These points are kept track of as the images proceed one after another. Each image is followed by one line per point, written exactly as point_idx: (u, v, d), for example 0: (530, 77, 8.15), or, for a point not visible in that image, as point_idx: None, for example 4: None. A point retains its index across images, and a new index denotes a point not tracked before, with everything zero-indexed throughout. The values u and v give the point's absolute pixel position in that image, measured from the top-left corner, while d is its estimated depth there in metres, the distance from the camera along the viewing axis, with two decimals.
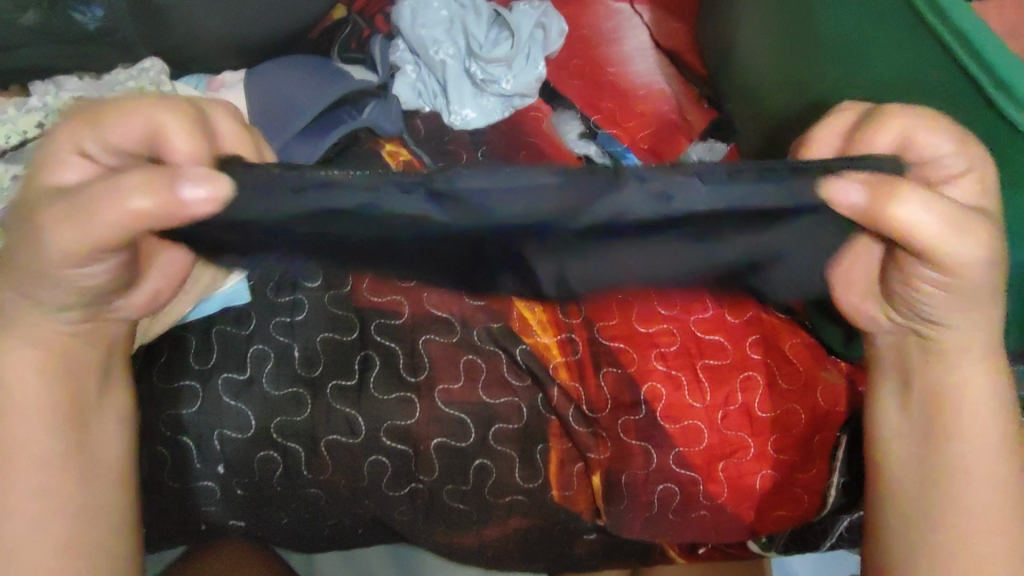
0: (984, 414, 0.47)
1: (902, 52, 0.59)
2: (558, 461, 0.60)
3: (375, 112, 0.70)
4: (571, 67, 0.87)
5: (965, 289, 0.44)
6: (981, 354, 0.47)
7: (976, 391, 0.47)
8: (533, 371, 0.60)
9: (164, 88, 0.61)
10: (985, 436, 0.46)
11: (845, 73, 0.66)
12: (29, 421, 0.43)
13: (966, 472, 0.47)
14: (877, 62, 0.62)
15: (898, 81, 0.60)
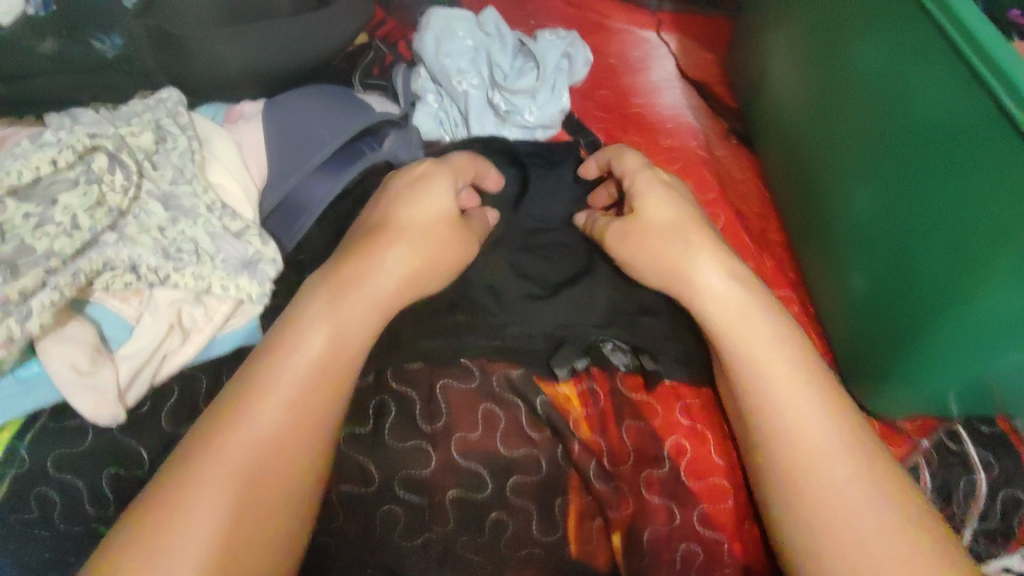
0: (817, 438, 0.47)
1: (934, 84, 0.58)
2: (576, 515, 0.56)
3: (394, 143, 0.68)
4: (596, 98, 0.85)
5: (760, 336, 0.51)
6: (793, 356, 0.51)
7: (811, 420, 0.48)
8: (552, 423, 0.58)
9: (181, 120, 0.59)
10: (823, 448, 0.47)
11: (881, 106, 0.64)
12: (227, 492, 0.40)
13: (801, 484, 0.46)
14: (911, 96, 0.60)
15: (930, 115, 0.58)
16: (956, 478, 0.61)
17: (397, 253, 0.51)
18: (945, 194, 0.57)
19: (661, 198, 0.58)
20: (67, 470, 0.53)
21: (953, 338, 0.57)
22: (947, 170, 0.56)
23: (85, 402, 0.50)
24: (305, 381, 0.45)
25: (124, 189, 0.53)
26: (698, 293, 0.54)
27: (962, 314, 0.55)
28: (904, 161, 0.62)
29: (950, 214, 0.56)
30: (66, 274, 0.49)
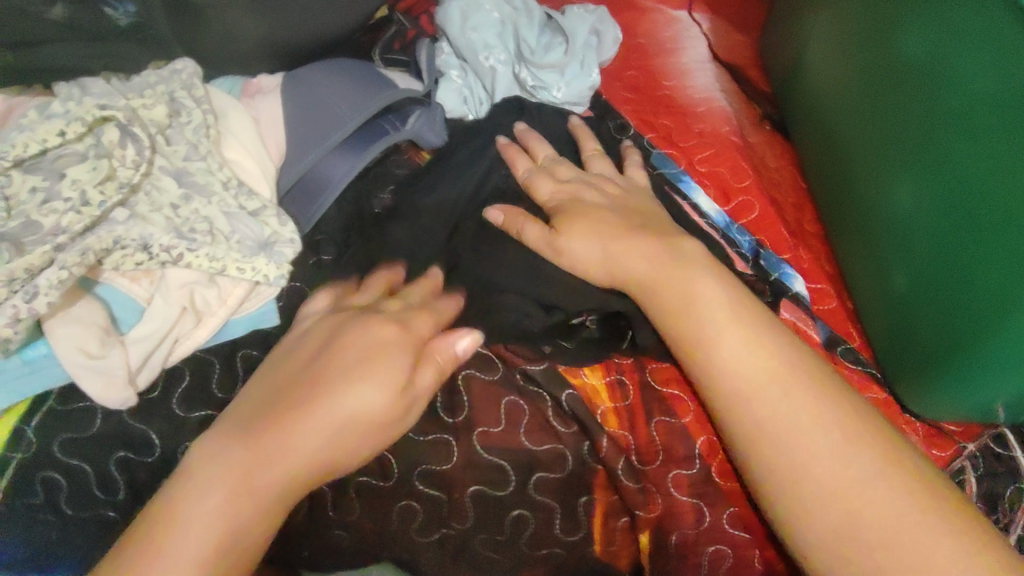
0: (828, 436, 0.46)
1: (981, 61, 0.55)
2: (601, 515, 0.55)
3: (418, 122, 0.65)
4: (624, 79, 0.81)
5: (748, 340, 0.49)
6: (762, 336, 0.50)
7: (815, 425, 0.46)
8: (579, 418, 0.55)
9: (195, 92, 0.56)
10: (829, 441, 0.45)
11: (923, 89, 0.61)
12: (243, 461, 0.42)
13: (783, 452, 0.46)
14: (958, 76, 0.57)
15: (975, 93, 0.55)
16: (1002, 484, 0.59)
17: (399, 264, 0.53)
18: (993, 178, 0.53)
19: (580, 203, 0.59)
20: (73, 454, 0.51)
21: (1003, 346, 0.53)
22: (987, 158, 0.54)
23: (93, 385, 0.48)
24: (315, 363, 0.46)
25: (136, 164, 0.50)
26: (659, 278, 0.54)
27: (1009, 322, 0.52)
28: (945, 144, 0.59)
29: (990, 203, 0.54)
30: (74, 252, 0.46)
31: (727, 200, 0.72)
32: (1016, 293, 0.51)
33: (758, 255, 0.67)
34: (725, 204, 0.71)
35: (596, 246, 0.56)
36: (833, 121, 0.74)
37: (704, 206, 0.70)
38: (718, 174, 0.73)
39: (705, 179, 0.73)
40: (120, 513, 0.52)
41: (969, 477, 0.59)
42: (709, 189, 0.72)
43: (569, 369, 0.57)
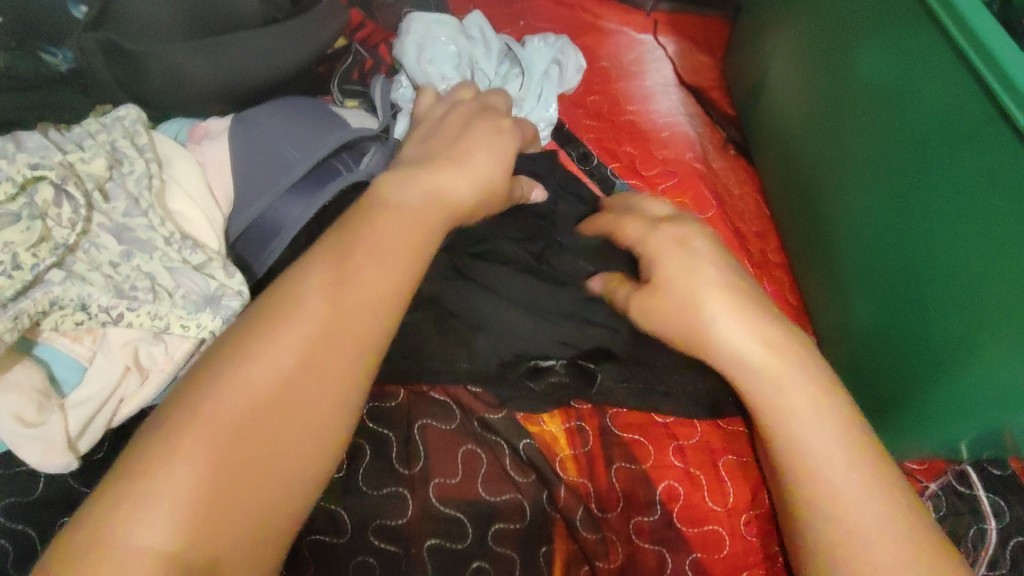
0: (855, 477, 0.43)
1: (938, 93, 0.54)
2: (562, 567, 0.53)
3: (373, 161, 0.63)
4: (587, 105, 0.80)
5: (788, 371, 0.46)
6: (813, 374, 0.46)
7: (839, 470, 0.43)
8: (537, 467, 0.55)
9: (138, 140, 0.54)
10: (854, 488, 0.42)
11: (884, 117, 0.60)
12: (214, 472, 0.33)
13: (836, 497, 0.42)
14: (915, 106, 0.57)
15: (935, 125, 0.55)
16: (964, 524, 0.57)
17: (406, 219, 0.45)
18: (953, 211, 0.53)
19: (669, 242, 0.52)
20: (18, 520, 0.49)
21: (963, 388, 0.53)
22: (946, 196, 0.54)
23: (32, 452, 0.46)
24: (310, 355, 0.38)
25: (71, 224, 0.48)
26: (722, 337, 0.47)
27: (970, 365, 0.52)
28: (907, 173, 0.58)
29: (950, 242, 0.53)
30: (6, 318, 0.44)
31: None
32: (977, 333, 0.51)
33: None
34: None
35: (679, 308, 0.49)
36: (796, 145, 0.73)
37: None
38: (682, 204, 0.72)
39: None
40: None
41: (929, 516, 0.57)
42: None
43: (530, 417, 0.57)
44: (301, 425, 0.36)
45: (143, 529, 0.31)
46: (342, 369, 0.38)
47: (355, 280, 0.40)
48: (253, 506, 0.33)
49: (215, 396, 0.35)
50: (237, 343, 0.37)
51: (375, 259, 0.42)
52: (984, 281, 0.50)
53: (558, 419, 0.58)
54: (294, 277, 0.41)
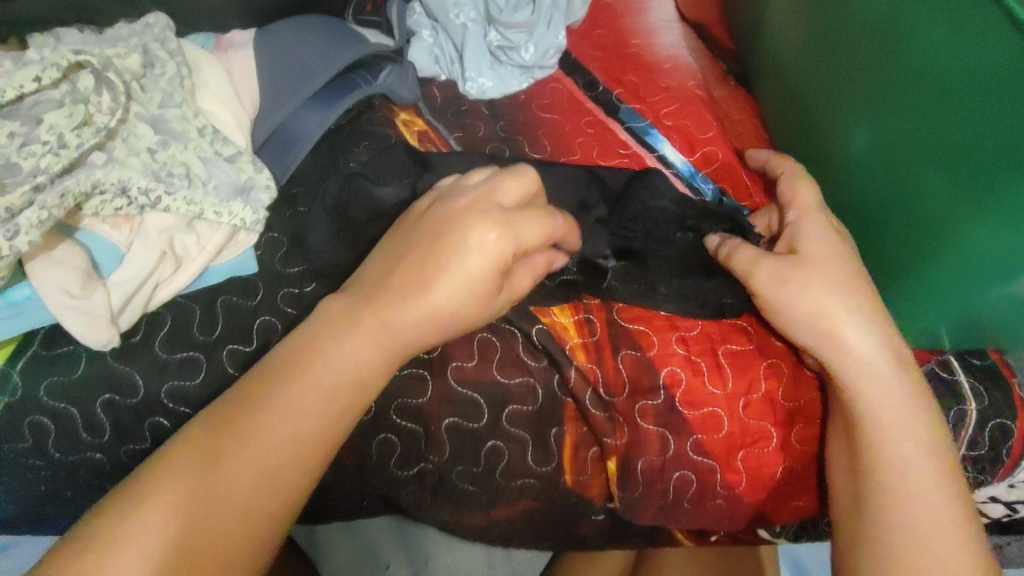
0: (938, 500, 0.49)
1: (930, 17, 0.55)
2: (571, 446, 0.58)
3: (390, 78, 0.66)
4: (593, 38, 0.83)
5: (887, 397, 0.53)
6: (905, 404, 0.52)
7: (932, 487, 0.49)
8: (549, 353, 0.58)
9: (169, 45, 0.57)
10: (940, 505, 0.49)
11: (880, 46, 0.62)
12: (226, 475, 0.42)
13: (909, 512, 0.49)
14: (909, 32, 0.58)
15: (925, 50, 0.56)
16: (947, 406, 0.61)
17: (418, 279, 0.47)
18: (943, 129, 0.55)
19: (823, 241, 0.58)
20: (59, 398, 0.52)
21: (955, 267, 0.56)
22: (933, 114, 0.56)
23: (77, 325, 0.49)
24: (318, 391, 0.44)
25: (112, 110, 0.51)
26: (836, 338, 0.54)
27: (958, 260, 0.56)
28: (900, 98, 0.60)
29: (941, 159, 0.56)
30: (53, 194, 0.47)
31: (692, 152, 0.74)
32: (965, 227, 0.54)
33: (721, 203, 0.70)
34: (691, 153, 0.74)
35: (802, 304, 0.55)
36: (797, 75, 0.75)
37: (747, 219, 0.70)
38: (683, 128, 0.76)
39: (671, 132, 0.75)
40: (109, 454, 0.55)
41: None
42: (675, 140, 0.75)
43: (541, 311, 0.61)
44: (288, 443, 0.43)
45: (158, 506, 0.40)
46: (322, 412, 0.44)
47: (308, 379, 0.44)
48: (237, 513, 0.41)
49: (177, 458, 0.42)
50: (208, 415, 0.45)
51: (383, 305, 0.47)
52: (976, 190, 0.52)
53: (567, 313, 0.61)
54: (270, 357, 0.46)
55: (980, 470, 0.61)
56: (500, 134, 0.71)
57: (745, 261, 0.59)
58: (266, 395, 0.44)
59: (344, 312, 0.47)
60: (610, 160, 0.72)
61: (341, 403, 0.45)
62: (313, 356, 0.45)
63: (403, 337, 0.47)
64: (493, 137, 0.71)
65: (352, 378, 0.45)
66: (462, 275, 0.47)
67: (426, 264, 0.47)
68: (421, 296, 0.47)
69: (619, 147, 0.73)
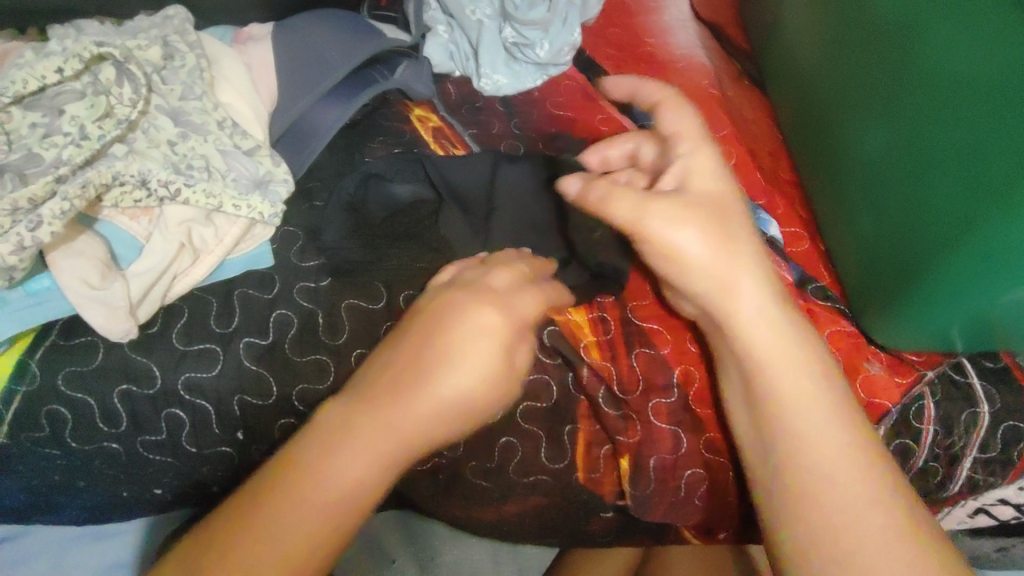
0: (877, 511, 0.42)
1: (951, 20, 0.56)
2: (584, 443, 0.59)
3: (406, 73, 0.67)
4: (607, 36, 0.83)
5: (777, 358, 0.46)
6: (816, 399, 0.45)
7: (832, 455, 0.44)
8: (562, 350, 0.58)
9: (188, 37, 0.57)
10: (852, 481, 0.43)
11: (895, 47, 0.62)
12: None
13: (831, 520, 0.42)
14: (928, 33, 0.58)
15: (944, 50, 0.56)
16: (959, 408, 0.61)
17: (431, 382, 0.42)
18: (958, 128, 0.55)
19: (702, 176, 0.50)
20: (77, 388, 0.53)
21: (960, 266, 0.55)
22: (952, 111, 0.55)
23: (96, 315, 0.49)
24: (289, 542, 0.37)
25: (133, 102, 0.51)
26: (745, 302, 0.47)
27: (963, 260, 0.55)
28: (914, 98, 0.60)
29: (956, 159, 0.55)
30: (75, 185, 0.48)
31: None
32: (973, 227, 0.53)
33: None
34: None
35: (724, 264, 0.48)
36: (807, 76, 0.75)
37: (777, 239, 0.69)
38: None
39: None
40: (124, 445, 0.55)
41: (883, 428, 0.60)
42: None
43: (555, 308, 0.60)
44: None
45: None
46: (304, 560, 0.37)
47: (298, 510, 0.38)
48: None
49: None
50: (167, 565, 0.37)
51: (386, 413, 0.41)
52: (988, 188, 0.52)
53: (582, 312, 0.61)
54: (267, 471, 0.40)
55: (990, 471, 0.62)
56: (515, 131, 0.71)
57: (632, 215, 0.47)
58: (226, 549, 0.36)
59: (332, 418, 0.41)
60: None
61: (320, 544, 0.38)
62: (291, 492, 0.38)
63: (399, 464, 0.41)
64: (508, 133, 0.71)
65: (353, 507, 0.39)
66: (480, 371, 0.44)
67: (439, 371, 0.43)
68: (438, 394, 0.42)
69: None
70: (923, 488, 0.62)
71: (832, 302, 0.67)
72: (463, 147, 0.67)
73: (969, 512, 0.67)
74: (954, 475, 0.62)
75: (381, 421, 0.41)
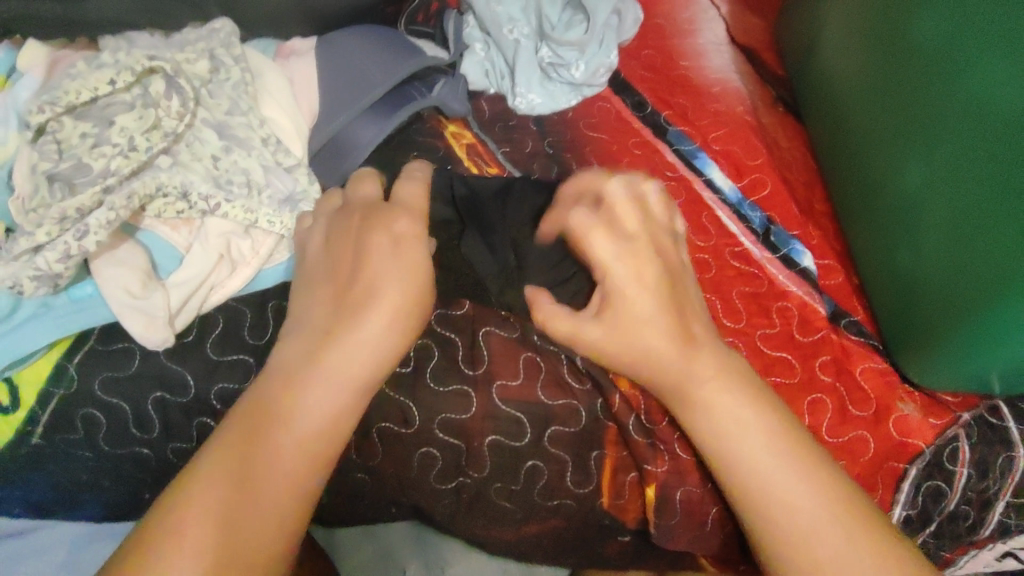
0: (802, 479, 0.48)
1: (996, 64, 0.56)
2: (610, 469, 0.59)
3: (444, 91, 0.67)
4: (642, 57, 0.83)
5: (711, 369, 0.51)
6: (722, 393, 0.50)
7: (755, 437, 0.48)
8: (593, 375, 0.58)
9: (235, 52, 0.58)
10: (775, 456, 0.48)
11: (938, 83, 0.61)
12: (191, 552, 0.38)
13: (780, 497, 0.47)
14: (974, 74, 0.58)
15: (992, 94, 0.56)
16: (995, 452, 0.60)
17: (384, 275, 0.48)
18: (1001, 172, 0.54)
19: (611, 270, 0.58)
20: (112, 393, 0.53)
21: (995, 312, 0.55)
22: (1002, 147, 0.54)
23: (135, 324, 0.50)
24: (309, 405, 0.43)
25: (180, 115, 0.52)
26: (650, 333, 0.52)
27: (1002, 306, 0.54)
28: (960, 140, 0.59)
29: (996, 203, 0.55)
30: (122, 196, 0.49)
31: (740, 178, 0.74)
32: (1015, 275, 0.53)
33: (767, 232, 0.71)
34: (738, 180, 0.74)
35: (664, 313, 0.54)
36: (843, 104, 0.74)
37: (811, 270, 0.69)
38: (731, 153, 0.75)
39: (718, 156, 0.75)
40: (154, 451, 0.56)
41: (915, 469, 0.59)
42: (723, 165, 0.74)
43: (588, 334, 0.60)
44: (259, 490, 0.41)
45: None
46: (302, 439, 0.43)
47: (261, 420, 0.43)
48: None
49: None
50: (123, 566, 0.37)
51: (350, 309, 0.47)
52: None
53: None
54: (214, 433, 0.43)
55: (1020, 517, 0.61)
56: (548, 151, 0.71)
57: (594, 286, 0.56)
58: (200, 471, 0.41)
59: (290, 345, 0.46)
60: (656, 182, 0.72)
61: (311, 403, 0.44)
62: (275, 388, 0.44)
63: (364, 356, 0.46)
64: (540, 153, 0.71)
65: (324, 433, 0.43)
66: (403, 269, 0.48)
67: (373, 306, 0.46)
68: (395, 285, 0.47)
69: (667, 169, 0.73)
70: (953, 531, 0.61)
71: (865, 337, 0.66)
72: (497, 166, 0.68)
73: (997, 555, 0.66)
74: (987, 519, 0.61)
75: (337, 319, 0.46)
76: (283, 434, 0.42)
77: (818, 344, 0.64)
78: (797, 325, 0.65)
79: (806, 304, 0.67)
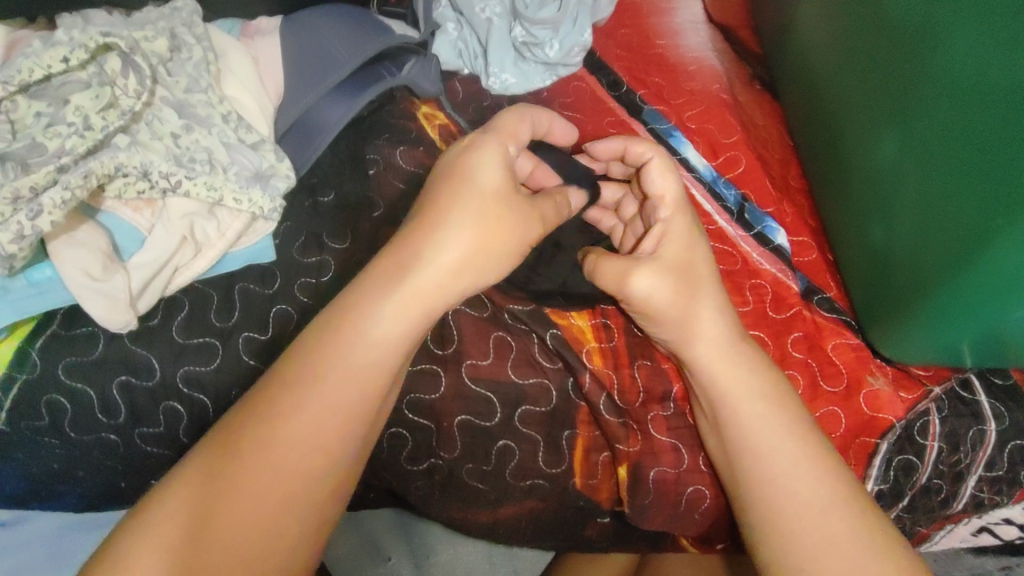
0: (804, 464, 0.50)
1: (955, 38, 0.54)
2: (582, 449, 0.58)
3: (413, 71, 0.66)
4: (617, 37, 0.82)
5: (722, 344, 0.55)
6: (746, 373, 0.54)
7: (758, 410, 0.53)
8: (564, 356, 0.58)
9: (196, 30, 0.57)
10: (780, 441, 0.51)
11: (906, 57, 0.60)
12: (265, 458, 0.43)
13: (771, 468, 0.50)
14: (937, 48, 0.56)
15: (952, 70, 0.55)
16: (966, 425, 0.60)
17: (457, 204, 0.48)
18: (958, 151, 0.54)
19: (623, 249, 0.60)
20: (77, 378, 0.53)
21: (951, 289, 0.55)
22: (969, 117, 0.53)
23: (97, 307, 0.49)
24: (387, 323, 0.46)
25: (138, 93, 0.52)
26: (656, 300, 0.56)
27: (957, 282, 0.55)
28: (925, 115, 0.58)
29: (953, 182, 0.55)
30: (77, 175, 0.48)
31: (715, 156, 0.73)
32: (971, 252, 0.53)
33: (742, 209, 0.70)
34: (713, 158, 0.73)
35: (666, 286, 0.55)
36: (820, 76, 0.73)
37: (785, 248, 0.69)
38: (706, 132, 0.75)
39: (693, 135, 0.74)
40: (122, 436, 0.54)
41: (886, 443, 0.59)
42: (698, 144, 0.74)
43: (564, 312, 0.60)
44: (315, 422, 0.43)
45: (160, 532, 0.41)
46: (365, 365, 0.45)
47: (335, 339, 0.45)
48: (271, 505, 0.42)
49: (184, 484, 0.43)
50: (131, 529, 0.41)
51: (428, 227, 0.48)
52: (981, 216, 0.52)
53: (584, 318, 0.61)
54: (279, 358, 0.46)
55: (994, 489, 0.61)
56: None
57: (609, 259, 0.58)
58: (269, 393, 0.44)
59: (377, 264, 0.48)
60: None
61: (384, 321, 0.46)
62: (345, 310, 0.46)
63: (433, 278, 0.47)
64: None
65: (366, 386, 0.45)
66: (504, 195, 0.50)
67: (449, 223, 0.48)
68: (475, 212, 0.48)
69: None
70: (926, 504, 0.61)
71: (838, 313, 0.66)
72: None
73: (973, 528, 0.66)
74: (959, 492, 0.61)
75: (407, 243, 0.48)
76: (355, 355, 0.45)
77: (791, 322, 0.64)
78: (771, 303, 0.65)
79: (779, 282, 0.67)
